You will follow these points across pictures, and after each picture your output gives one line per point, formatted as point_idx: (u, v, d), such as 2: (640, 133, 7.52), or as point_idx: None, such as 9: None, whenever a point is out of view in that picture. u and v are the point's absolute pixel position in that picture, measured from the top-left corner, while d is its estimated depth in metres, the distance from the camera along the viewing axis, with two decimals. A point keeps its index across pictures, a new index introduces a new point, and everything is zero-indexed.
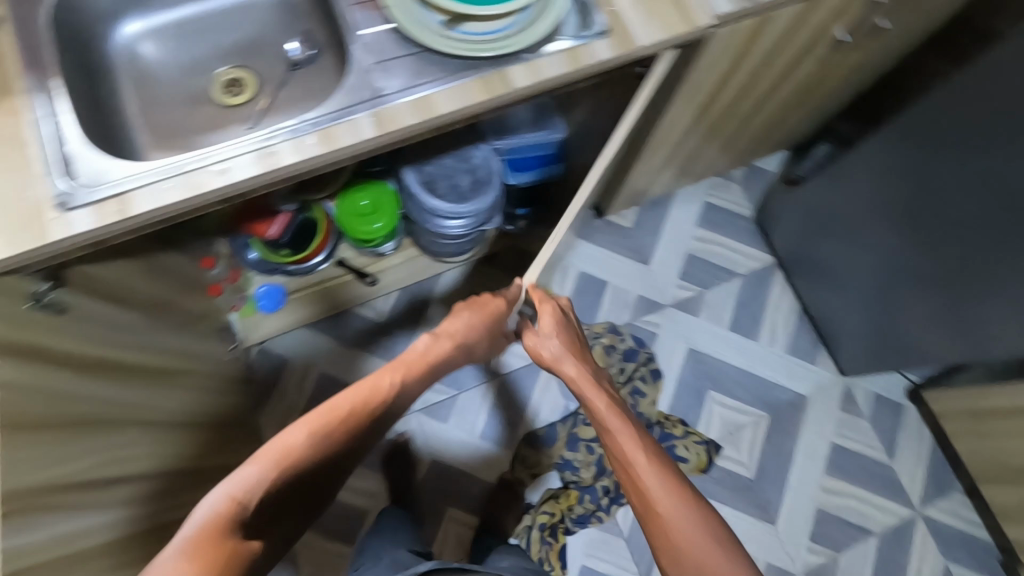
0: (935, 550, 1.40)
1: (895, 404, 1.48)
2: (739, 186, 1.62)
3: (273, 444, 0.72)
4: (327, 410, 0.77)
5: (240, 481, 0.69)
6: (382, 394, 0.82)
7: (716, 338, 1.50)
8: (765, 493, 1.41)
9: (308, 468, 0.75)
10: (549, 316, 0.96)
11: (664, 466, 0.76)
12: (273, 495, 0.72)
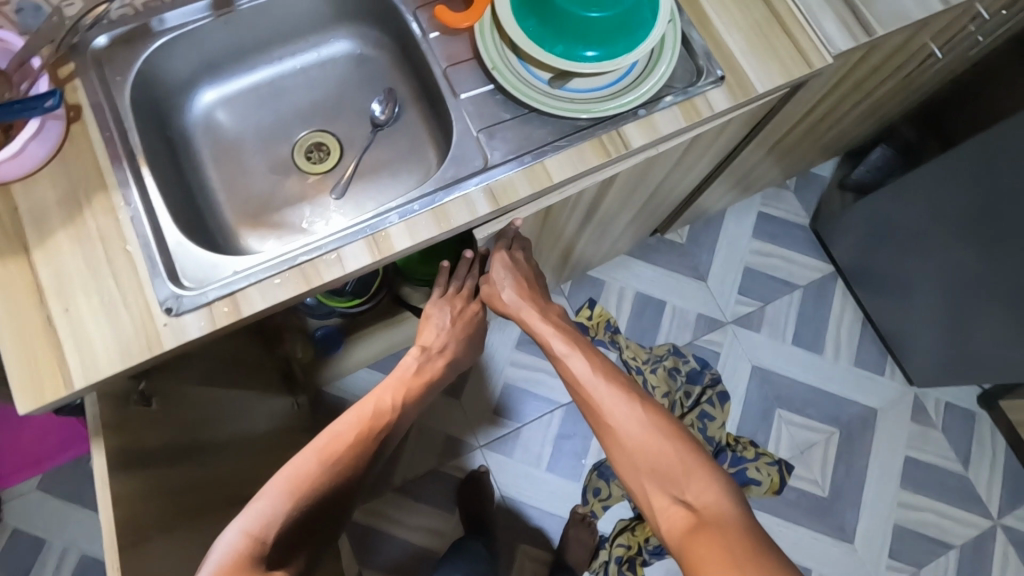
0: (1017, 562, 1.36)
1: (967, 412, 1.45)
2: (793, 194, 1.57)
3: (284, 472, 0.69)
4: (327, 437, 0.74)
5: (259, 517, 0.64)
6: (384, 423, 0.80)
7: (780, 354, 1.47)
8: (838, 510, 1.38)
9: (327, 502, 0.70)
10: (506, 271, 0.88)
11: (620, 389, 0.79)
12: (293, 529, 0.65)
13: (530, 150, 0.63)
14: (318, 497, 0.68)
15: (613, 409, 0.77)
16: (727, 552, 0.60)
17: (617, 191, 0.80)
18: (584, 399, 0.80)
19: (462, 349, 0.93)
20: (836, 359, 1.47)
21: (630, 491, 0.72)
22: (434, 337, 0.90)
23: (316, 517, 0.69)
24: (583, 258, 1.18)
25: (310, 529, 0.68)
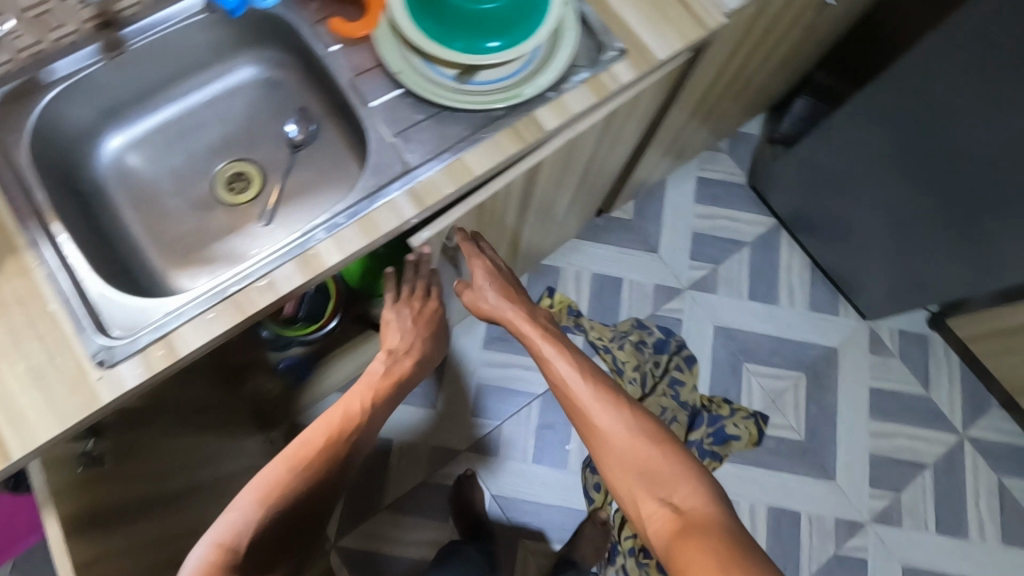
0: (986, 468, 1.44)
1: (919, 336, 1.51)
2: (727, 155, 1.62)
3: (254, 485, 0.70)
4: (298, 447, 0.75)
5: (226, 532, 0.67)
6: (354, 427, 0.80)
7: (739, 310, 1.51)
8: (817, 450, 1.43)
9: (293, 513, 0.72)
10: (480, 266, 0.86)
11: (604, 390, 0.79)
12: (257, 545, 0.68)
13: (447, 148, 0.64)
14: (283, 511, 0.71)
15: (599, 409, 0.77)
16: (714, 556, 0.62)
17: (547, 178, 0.81)
18: (570, 402, 0.80)
19: (427, 347, 0.92)
20: (792, 306, 1.52)
21: (618, 495, 0.74)
22: (393, 336, 0.87)
23: (282, 531, 0.71)
24: (532, 248, 1.19)
25: (277, 542, 0.71)
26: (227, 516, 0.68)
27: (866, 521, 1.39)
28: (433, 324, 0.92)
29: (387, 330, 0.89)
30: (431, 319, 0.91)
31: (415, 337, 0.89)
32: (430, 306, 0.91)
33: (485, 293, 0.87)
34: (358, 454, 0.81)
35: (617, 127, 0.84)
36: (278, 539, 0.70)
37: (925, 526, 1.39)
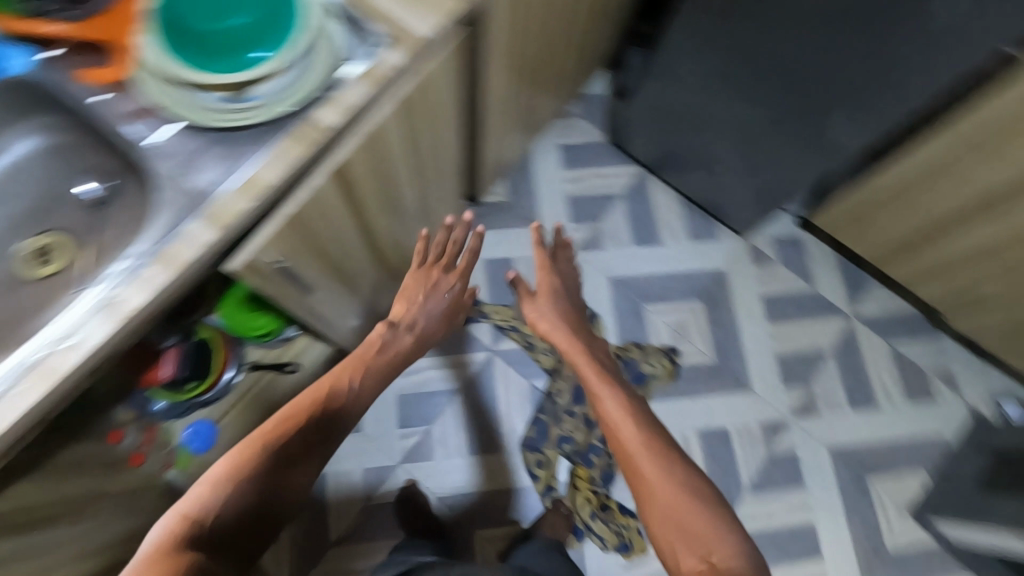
0: (877, 339, 1.56)
1: (793, 238, 1.62)
2: (582, 118, 1.69)
3: (230, 458, 0.83)
4: (280, 427, 0.88)
5: (197, 505, 0.79)
6: (326, 415, 0.93)
7: (628, 258, 1.58)
8: (729, 367, 1.51)
9: (263, 488, 0.83)
10: (547, 271, 1.18)
11: (639, 418, 0.97)
12: (224, 514, 0.79)
13: (237, 162, 0.66)
14: (248, 481, 0.82)
15: (642, 447, 0.92)
16: None
17: (370, 176, 0.83)
18: (615, 439, 0.96)
19: (430, 334, 1.11)
20: (675, 242, 1.60)
21: (657, 540, 0.86)
22: (415, 312, 1.07)
23: (250, 508, 0.81)
24: (406, 248, 1.21)
25: (251, 506, 0.82)
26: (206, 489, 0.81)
27: (787, 418, 1.48)
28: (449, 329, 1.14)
29: (399, 304, 1.06)
30: (448, 313, 1.12)
31: (427, 321, 1.09)
32: (451, 300, 1.11)
33: (551, 296, 1.15)
34: (327, 440, 0.92)
35: (428, 113, 0.86)
36: (244, 514, 0.81)
37: (840, 407, 1.50)
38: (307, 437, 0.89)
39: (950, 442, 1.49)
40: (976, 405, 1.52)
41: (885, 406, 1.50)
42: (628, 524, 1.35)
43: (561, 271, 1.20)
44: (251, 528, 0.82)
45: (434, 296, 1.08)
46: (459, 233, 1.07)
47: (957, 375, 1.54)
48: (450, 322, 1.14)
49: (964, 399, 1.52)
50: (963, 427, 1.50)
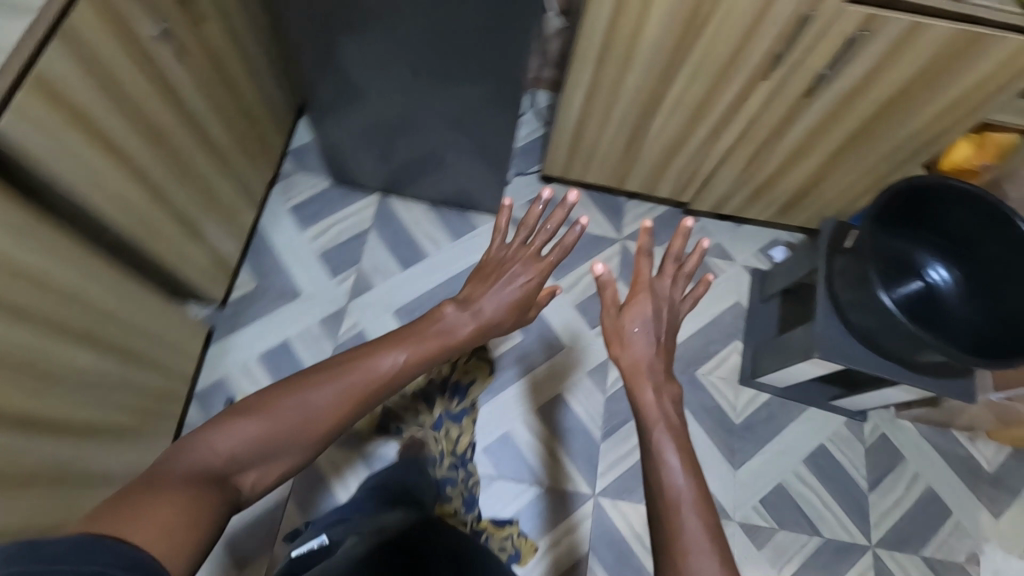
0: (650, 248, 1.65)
1: (542, 195, 1.68)
2: (299, 172, 1.62)
3: (303, 385, 0.81)
4: (342, 372, 0.85)
5: (263, 414, 0.77)
6: (376, 378, 0.86)
7: (402, 284, 1.55)
8: (538, 338, 1.53)
9: (292, 426, 0.78)
10: (643, 295, 1.07)
11: (683, 504, 0.82)
12: (246, 447, 0.75)
13: None
14: (279, 426, 0.77)
15: (678, 552, 0.77)
16: None
17: None
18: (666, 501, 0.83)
19: (494, 324, 1.03)
20: (440, 248, 1.60)
21: None
22: (478, 300, 1.04)
23: (273, 445, 0.77)
24: (129, 395, 1.08)
25: (262, 446, 0.76)
26: (302, 393, 0.80)
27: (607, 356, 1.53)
28: (522, 315, 1.08)
29: (471, 288, 1.06)
30: (516, 307, 1.05)
31: (490, 309, 1.04)
32: (534, 276, 1.08)
33: (644, 300, 1.06)
34: (361, 404, 0.85)
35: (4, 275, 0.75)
36: (257, 457, 0.76)
37: None
38: (352, 397, 0.84)
39: (744, 306, 1.63)
40: (750, 265, 1.66)
41: None
42: (504, 531, 1.33)
43: (670, 289, 1.11)
44: (267, 468, 0.77)
45: (524, 277, 1.07)
46: (558, 213, 1.11)
47: (727, 247, 1.68)
48: (525, 312, 1.08)
49: (739, 265, 1.67)
50: (749, 288, 1.64)
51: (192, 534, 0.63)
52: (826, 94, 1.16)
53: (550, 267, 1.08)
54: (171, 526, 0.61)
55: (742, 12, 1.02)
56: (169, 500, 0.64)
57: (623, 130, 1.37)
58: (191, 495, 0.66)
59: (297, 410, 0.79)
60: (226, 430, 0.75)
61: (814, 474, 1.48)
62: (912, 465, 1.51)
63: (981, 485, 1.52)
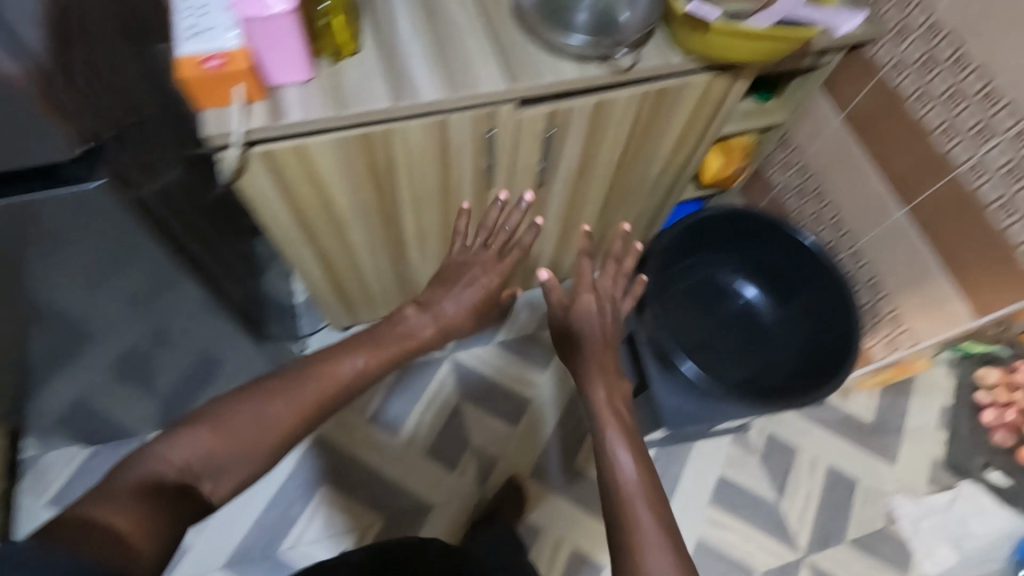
0: (481, 351, 1.52)
1: None
2: (49, 452, 1.33)
3: (260, 391, 0.67)
4: (301, 378, 0.69)
5: (217, 420, 0.64)
6: (337, 381, 0.71)
7: (224, 526, 1.32)
8: (400, 511, 1.36)
9: (249, 436, 0.64)
10: (586, 293, 0.83)
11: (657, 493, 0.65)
12: (206, 456, 0.62)
13: None
14: (240, 428, 0.64)
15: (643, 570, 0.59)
16: None
17: None
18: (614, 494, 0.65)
19: (455, 328, 0.86)
20: None
21: None
22: (439, 300, 0.85)
23: (233, 456, 0.63)
24: None
25: (226, 448, 0.63)
26: (258, 399, 0.66)
27: (481, 493, 1.39)
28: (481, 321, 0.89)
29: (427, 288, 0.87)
30: (477, 308, 0.87)
31: (451, 312, 0.85)
32: (495, 272, 0.90)
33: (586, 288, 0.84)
34: (326, 407, 0.70)
35: None
36: (218, 470, 0.63)
37: (508, 434, 1.44)
38: (311, 410, 0.68)
39: None
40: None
41: (534, 395, 1.48)
42: None
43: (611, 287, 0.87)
44: (232, 477, 0.64)
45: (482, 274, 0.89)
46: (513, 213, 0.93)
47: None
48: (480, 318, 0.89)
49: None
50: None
51: (158, 539, 0.53)
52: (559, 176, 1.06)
53: (509, 268, 0.91)
54: (129, 532, 0.51)
55: (422, 153, 0.89)
56: (119, 505, 0.53)
57: (386, 274, 1.21)
58: (141, 507, 0.54)
59: (249, 420, 0.65)
60: (182, 436, 0.62)
61: (723, 511, 1.42)
62: (806, 450, 1.50)
63: (870, 438, 1.53)
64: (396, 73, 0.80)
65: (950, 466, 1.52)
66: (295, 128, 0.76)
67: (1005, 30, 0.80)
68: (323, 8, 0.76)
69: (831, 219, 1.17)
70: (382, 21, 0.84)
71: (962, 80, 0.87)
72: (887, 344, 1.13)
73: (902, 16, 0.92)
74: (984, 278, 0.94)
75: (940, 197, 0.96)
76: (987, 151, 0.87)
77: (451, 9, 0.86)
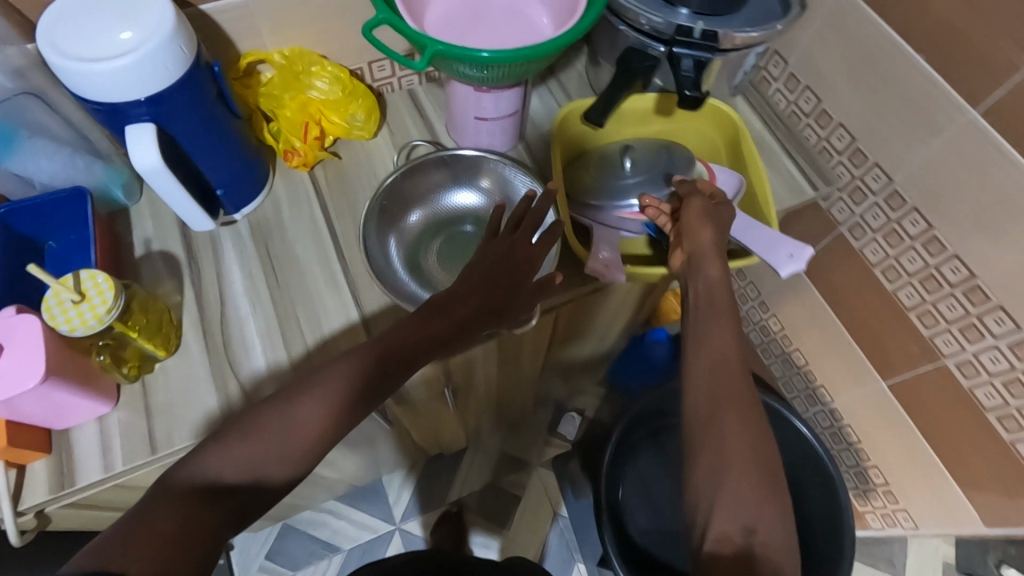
0: (435, 518, 1.30)
1: (282, 535, 1.28)
2: None
3: (295, 391, 0.49)
4: (340, 362, 0.51)
5: (257, 422, 0.48)
6: (388, 351, 0.51)
7: None
8: None
9: (301, 432, 0.48)
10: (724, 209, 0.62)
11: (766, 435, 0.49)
12: (243, 466, 0.46)
13: None
14: (275, 437, 0.47)
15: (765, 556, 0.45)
16: None
17: None
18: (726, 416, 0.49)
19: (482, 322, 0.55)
20: None
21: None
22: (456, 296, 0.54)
23: (281, 462, 0.47)
24: None
25: (262, 458, 0.47)
26: (291, 405, 0.48)
27: None
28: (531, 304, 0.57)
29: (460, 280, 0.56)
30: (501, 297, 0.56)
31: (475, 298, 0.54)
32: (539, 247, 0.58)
33: (705, 202, 0.60)
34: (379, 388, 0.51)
35: None
36: (275, 477, 0.47)
37: None
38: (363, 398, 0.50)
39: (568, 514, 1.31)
40: (549, 457, 1.35)
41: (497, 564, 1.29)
42: None
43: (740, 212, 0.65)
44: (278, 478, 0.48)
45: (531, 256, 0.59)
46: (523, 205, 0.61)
47: (514, 452, 1.36)
48: (525, 291, 0.57)
49: (538, 463, 1.35)
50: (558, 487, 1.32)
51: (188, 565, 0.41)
52: (476, 380, 0.88)
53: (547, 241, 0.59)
54: (173, 553, 0.41)
55: None
56: (158, 532, 0.41)
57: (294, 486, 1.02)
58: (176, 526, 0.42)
59: (282, 425, 0.48)
60: (223, 442, 0.47)
61: None
62: None
63: (873, 548, 1.22)
64: (224, 370, 0.62)
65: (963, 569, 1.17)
66: (94, 486, 0.58)
67: (981, 216, 0.64)
68: (114, 332, 0.55)
69: (800, 365, 1.01)
70: (208, 289, 0.66)
71: (938, 265, 0.70)
72: (884, 517, 1.00)
73: (855, 173, 0.76)
74: (987, 481, 0.77)
75: (924, 384, 0.78)
76: (979, 351, 0.69)
77: (298, 253, 0.68)
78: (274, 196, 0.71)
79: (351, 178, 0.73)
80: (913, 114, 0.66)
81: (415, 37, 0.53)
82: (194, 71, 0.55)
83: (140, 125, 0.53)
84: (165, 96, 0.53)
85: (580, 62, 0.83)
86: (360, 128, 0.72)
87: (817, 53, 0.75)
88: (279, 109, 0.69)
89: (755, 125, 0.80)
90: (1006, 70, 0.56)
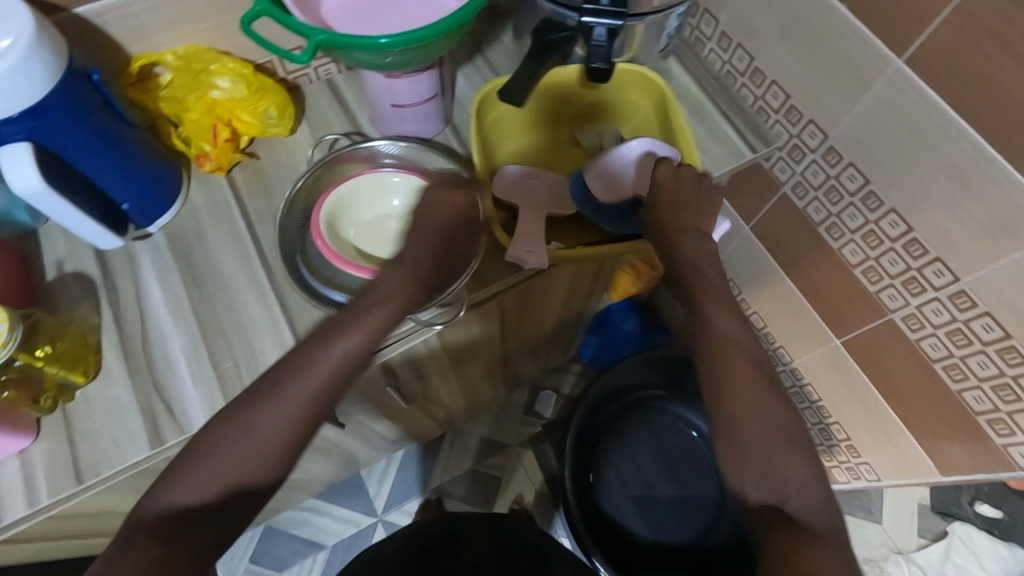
0: (416, 504, 1.28)
1: (264, 537, 1.25)
2: None
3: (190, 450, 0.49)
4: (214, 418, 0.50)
5: (187, 471, 0.48)
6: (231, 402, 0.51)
7: None
8: None
9: (223, 473, 0.48)
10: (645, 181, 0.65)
11: (766, 377, 0.56)
12: (195, 487, 0.48)
13: None
14: (214, 470, 0.48)
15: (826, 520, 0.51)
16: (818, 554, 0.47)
17: None
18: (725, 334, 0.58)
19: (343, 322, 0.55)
20: None
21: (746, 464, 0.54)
22: None
23: (224, 477, 0.48)
24: None
25: (209, 480, 0.48)
26: (210, 447, 0.49)
27: None
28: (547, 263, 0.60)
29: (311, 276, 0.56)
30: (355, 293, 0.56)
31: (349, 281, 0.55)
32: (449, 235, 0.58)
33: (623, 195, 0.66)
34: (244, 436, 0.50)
35: None
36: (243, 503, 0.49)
37: None
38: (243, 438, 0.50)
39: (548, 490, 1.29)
40: (526, 437, 1.33)
41: None
42: None
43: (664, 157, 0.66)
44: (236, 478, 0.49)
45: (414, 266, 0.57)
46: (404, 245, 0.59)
47: (494, 436, 1.33)
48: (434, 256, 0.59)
49: (518, 445, 1.33)
50: (540, 471, 1.31)
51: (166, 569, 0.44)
52: (431, 374, 0.85)
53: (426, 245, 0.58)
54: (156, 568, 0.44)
55: None
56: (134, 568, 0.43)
57: None
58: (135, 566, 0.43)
59: (213, 453, 0.49)
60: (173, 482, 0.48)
61: None
62: None
63: (849, 496, 1.17)
64: (149, 392, 0.60)
65: (938, 510, 1.17)
66: (23, 522, 0.56)
67: (915, 166, 0.62)
68: (17, 365, 0.53)
69: (760, 326, 1.00)
70: (128, 307, 0.63)
71: (878, 220, 0.69)
72: (849, 471, 1.02)
73: (793, 131, 0.74)
74: (942, 435, 0.77)
75: (875, 339, 0.77)
76: (922, 304, 0.68)
77: (220, 262, 0.65)
78: (191, 205, 0.68)
79: (273, 179, 0.70)
80: (841, 66, 0.64)
81: (297, 29, 0.50)
82: (70, 83, 0.51)
83: (16, 145, 0.50)
84: (39, 113, 0.50)
85: (506, 37, 0.80)
86: (275, 124, 0.69)
87: (746, 11, 0.72)
88: (183, 112, 0.66)
89: (690, 90, 0.77)
90: (925, 14, 0.54)
